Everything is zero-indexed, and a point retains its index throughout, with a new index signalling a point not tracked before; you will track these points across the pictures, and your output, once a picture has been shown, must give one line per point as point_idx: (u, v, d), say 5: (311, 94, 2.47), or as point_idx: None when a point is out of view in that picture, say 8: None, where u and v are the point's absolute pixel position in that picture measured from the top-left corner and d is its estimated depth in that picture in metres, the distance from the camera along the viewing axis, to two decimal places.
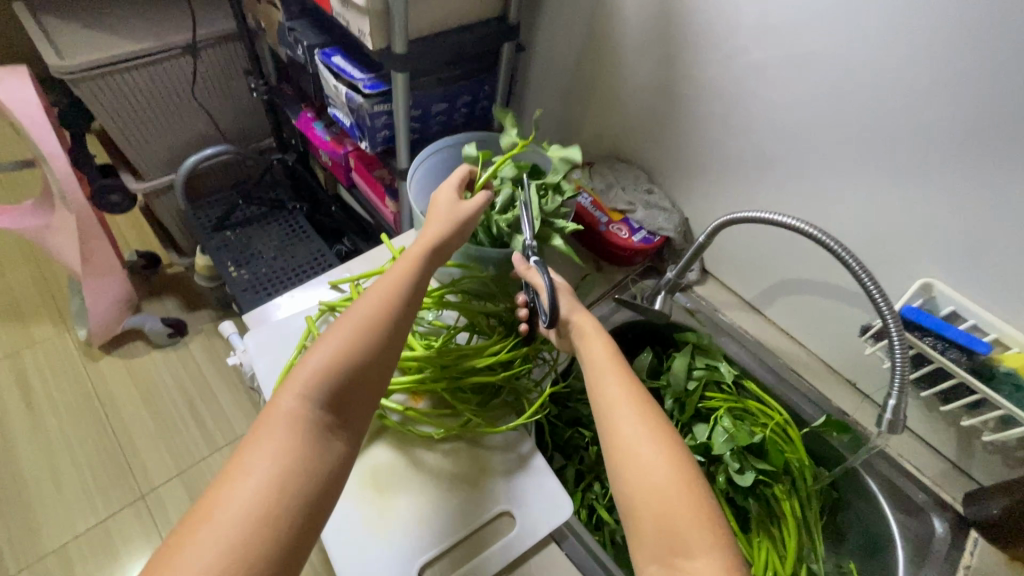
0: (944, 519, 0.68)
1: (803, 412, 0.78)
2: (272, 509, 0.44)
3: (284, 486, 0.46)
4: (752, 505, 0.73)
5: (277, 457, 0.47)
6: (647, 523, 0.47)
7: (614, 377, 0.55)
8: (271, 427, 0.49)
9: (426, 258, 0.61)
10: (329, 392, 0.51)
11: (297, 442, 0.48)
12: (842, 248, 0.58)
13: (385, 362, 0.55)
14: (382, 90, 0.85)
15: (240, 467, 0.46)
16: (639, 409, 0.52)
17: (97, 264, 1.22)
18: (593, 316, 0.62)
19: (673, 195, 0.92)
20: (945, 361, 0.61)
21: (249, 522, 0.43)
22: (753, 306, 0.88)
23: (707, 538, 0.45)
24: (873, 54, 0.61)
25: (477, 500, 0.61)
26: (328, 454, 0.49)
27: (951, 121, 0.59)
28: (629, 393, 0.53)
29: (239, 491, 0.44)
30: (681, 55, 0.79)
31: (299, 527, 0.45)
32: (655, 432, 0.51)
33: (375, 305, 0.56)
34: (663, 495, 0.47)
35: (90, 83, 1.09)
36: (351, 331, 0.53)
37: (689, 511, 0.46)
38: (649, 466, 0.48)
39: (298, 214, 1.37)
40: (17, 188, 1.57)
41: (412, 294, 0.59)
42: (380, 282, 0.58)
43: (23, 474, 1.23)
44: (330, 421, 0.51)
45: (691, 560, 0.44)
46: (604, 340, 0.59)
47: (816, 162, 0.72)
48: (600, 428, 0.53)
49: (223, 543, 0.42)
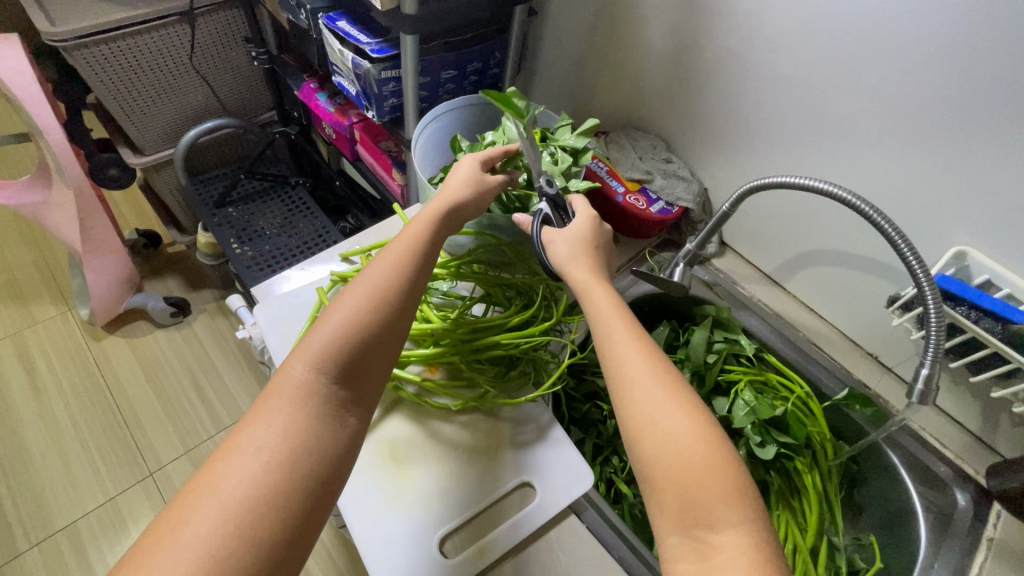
0: (966, 492, 0.67)
1: (824, 386, 0.77)
2: (279, 487, 0.43)
3: (291, 463, 0.44)
4: (772, 478, 0.73)
5: (284, 432, 0.45)
6: (669, 494, 0.44)
7: (628, 336, 0.51)
8: (279, 399, 0.47)
9: (439, 228, 0.58)
10: (339, 367, 0.49)
11: (305, 419, 0.46)
12: (876, 211, 0.55)
13: (396, 337, 0.52)
14: (390, 55, 0.82)
15: (245, 438, 0.45)
16: (656, 372, 0.48)
17: (97, 241, 1.19)
18: (588, 262, 0.58)
19: (693, 165, 0.90)
20: (978, 331, 0.59)
21: (254, 500, 0.41)
22: (773, 279, 0.86)
23: (736, 510, 0.42)
24: (911, 10, 0.57)
25: (496, 472, 0.59)
26: (338, 433, 0.47)
27: (991, 80, 0.55)
28: (646, 354, 0.50)
29: (244, 465, 0.43)
30: (704, 18, 0.75)
31: (306, 509, 0.43)
32: (675, 397, 0.47)
33: (388, 275, 0.53)
34: (686, 465, 0.44)
35: (84, 51, 1.05)
36: (362, 303, 0.51)
37: (716, 481, 0.43)
38: (670, 434, 0.45)
39: (301, 190, 1.34)
40: (13, 165, 1.53)
41: (425, 266, 0.56)
42: (392, 250, 0.55)
43: (30, 453, 1.22)
44: (340, 398, 0.49)
45: (716, 533, 0.41)
46: (607, 289, 0.56)
47: (843, 130, 0.69)
48: (614, 393, 0.49)
49: (226, 520, 0.40)
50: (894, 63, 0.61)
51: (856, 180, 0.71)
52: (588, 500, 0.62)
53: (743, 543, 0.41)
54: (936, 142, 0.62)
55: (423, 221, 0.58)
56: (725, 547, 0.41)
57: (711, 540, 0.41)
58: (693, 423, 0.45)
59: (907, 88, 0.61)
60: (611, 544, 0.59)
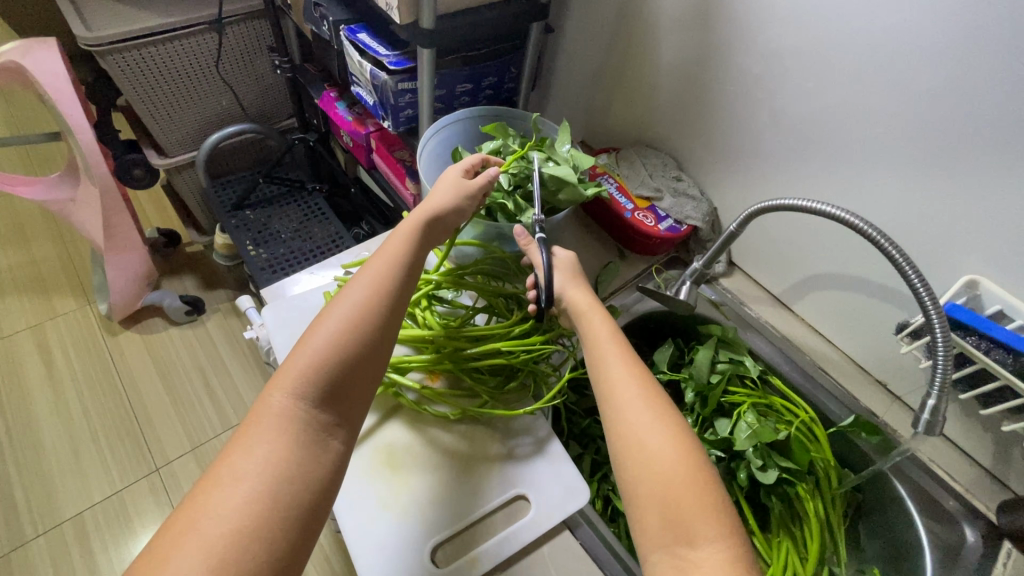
0: (975, 528, 0.65)
1: (830, 412, 0.75)
2: (264, 517, 0.43)
3: (275, 491, 0.45)
4: (774, 504, 0.71)
5: (267, 461, 0.46)
6: (651, 510, 0.44)
7: (618, 360, 0.53)
8: (260, 429, 0.47)
9: (416, 248, 0.60)
10: (319, 390, 0.50)
11: (287, 445, 0.47)
12: (884, 237, 0.55)
13: (377, 357, 0.53)
14: (408, 68, 0.84)
15: (227, 471, 0.45)
16: (643, 393, 0.50)
17: (119, 239, 1.22)
18: (588, 290, 0.61)
19: (703, 183, 0.90)
20: (988, 362, 0.58)
21: (238, 531, 0.42)
22: (781, 301, 0.85)
23: (715, 527, 0.42)
24: (926, 37, 0.57)
25: (492, 482, 0.60)
26: (321, 457, 0.48)
27: (1002, 107, 0.55)
28: (636, 378, 0.51)
29: (227, 498, 0.43)
30: (719, 39, 0.76)
31: (294, 535, 0.44)
32: (660, 418, 0.48)
33: (366, 298, 0.54)
34: (669, 482, 0.44)
35: (117, 56, 1.09)
36: (341, 327, 0.52)
37: (696, 498, 0.43)
38: (654, 453, 0.46)
39: (317, 195, 1.37)
40: (44, 162, 1.58)
41: (406, 288, 0.57)
42: (369, 274, 0.56)
43: (43, 442, 1.25)
44: (323, 421, 0.50)
45: (695, 550, 0.41)
46: (605, 317, 0.58)
47: (854, 155, 0.69)
48: (603, 413, 0.51)
49: (210, 555, 0.40)
50: (908, 87, 0.61)
51: (869, 204, 0.70)
52: (582, 516, 0.61)
53: (720, 558, 0.41)
54: (948, 167, 0.61)
55: (400, 243, 0.59)
56: (704, 563, 0.41)
57: (689, 556, 0.41)
58: (676, 441, 0.46)
59: (921, 115, 0.61)
60: (604, 562, 0.58)
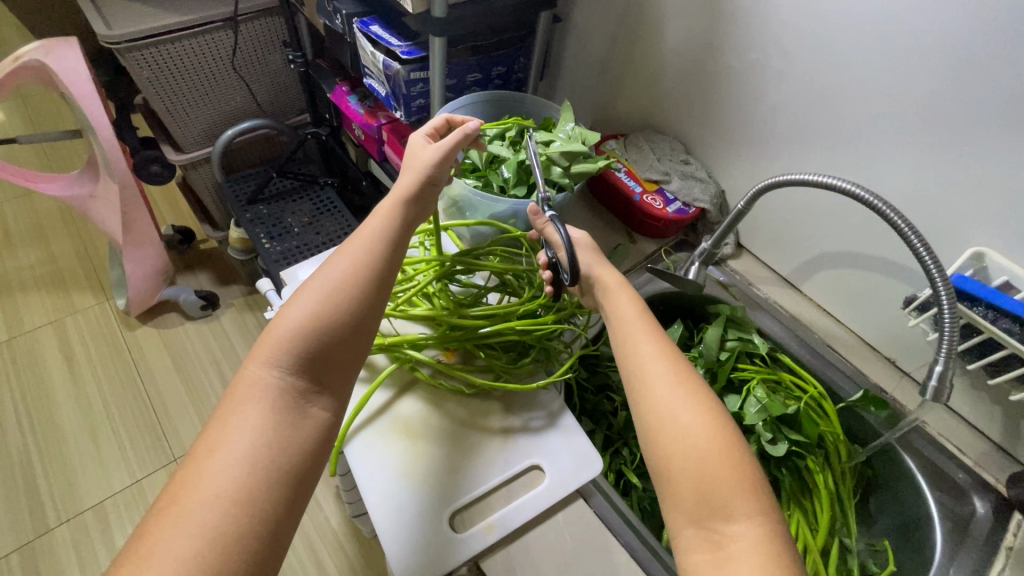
0: (985, 499, 0.66)
1: (839, 388, 0.76)
2: (246, 483, 0.45)
3: (259, 460, 0.47)
4: (784, 477, 0.74)
5: (247, 431, 0.48)
6: (685, 487, 0.46)
7: (649, 339, 0.54)
8: (241, 400, 0.50)
9: (396, 226, 0.61)
10: (294, 361, 0.52)
11: (266, 416, 0.49)
12: (891, 209, 0.55)
13: (356, 329, 0.55)
14: (419, 57, 0.85)
15: (209, 442, 0.47)
16: (675, 371, 0.51)
17: (137, 233, 1.25)
18: (615, 269, 0.62)
19: (711, 166, 0.91)
20: (995, 332, 0.59)
21: (220, 498, 0.44)
22: (790, 282, 0.86)
23: (750, 504, 0.44)
24: (930, 17, 0.58)
25: (507, 453, 0.61)
26: (303, 422, 0.51)
27: (1007, 83, 0.56)
28: (667, 355, 0.53)
29: (208, 468, 0.45)
30: (724, 23, 0.77)
31: (277, 499, 0.46)
32: (693, 396, 0.50)
33: (339, 276, 0.55)
34: (703, 459, 0.46)
35: (136, 53, 1.12)
36: (317, 302, 0.54)
37: (732, 475, 0.45)
38: (688, 427, 0.48)
39: (328, 189, 1.40)
40: (60, 161, 1.62)
41: (385, 263, 0.59)
42: (346, 253, 0.58)
43: (65, 434, 1.28)
44: (301, 389, 0.52)
45: (730, 524, 0.43)
46: (631, 294, 0.60)
47: (859, 134, 0.70)
48: (631, 392, 0.52)
49: (193, 523, 0.42)
50: (914, 64, 0.62)
51: (876, 181, 0.71)
52: (595, 486, 0.62)
53: (757, 533, 0.43)
54: (954, 143, 0.62)
55: (380, 223, 0.61)
56: (740, 537, 0.43)
57: (725, 530, 0.43)
58: (708, 417, 0.48)
59: (926, 93, 0.62)
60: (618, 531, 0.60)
